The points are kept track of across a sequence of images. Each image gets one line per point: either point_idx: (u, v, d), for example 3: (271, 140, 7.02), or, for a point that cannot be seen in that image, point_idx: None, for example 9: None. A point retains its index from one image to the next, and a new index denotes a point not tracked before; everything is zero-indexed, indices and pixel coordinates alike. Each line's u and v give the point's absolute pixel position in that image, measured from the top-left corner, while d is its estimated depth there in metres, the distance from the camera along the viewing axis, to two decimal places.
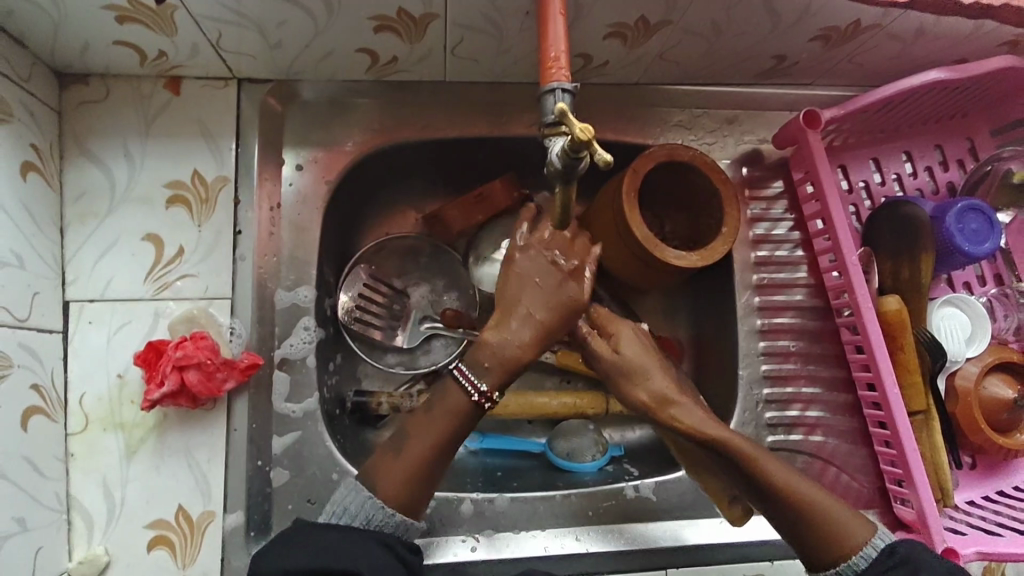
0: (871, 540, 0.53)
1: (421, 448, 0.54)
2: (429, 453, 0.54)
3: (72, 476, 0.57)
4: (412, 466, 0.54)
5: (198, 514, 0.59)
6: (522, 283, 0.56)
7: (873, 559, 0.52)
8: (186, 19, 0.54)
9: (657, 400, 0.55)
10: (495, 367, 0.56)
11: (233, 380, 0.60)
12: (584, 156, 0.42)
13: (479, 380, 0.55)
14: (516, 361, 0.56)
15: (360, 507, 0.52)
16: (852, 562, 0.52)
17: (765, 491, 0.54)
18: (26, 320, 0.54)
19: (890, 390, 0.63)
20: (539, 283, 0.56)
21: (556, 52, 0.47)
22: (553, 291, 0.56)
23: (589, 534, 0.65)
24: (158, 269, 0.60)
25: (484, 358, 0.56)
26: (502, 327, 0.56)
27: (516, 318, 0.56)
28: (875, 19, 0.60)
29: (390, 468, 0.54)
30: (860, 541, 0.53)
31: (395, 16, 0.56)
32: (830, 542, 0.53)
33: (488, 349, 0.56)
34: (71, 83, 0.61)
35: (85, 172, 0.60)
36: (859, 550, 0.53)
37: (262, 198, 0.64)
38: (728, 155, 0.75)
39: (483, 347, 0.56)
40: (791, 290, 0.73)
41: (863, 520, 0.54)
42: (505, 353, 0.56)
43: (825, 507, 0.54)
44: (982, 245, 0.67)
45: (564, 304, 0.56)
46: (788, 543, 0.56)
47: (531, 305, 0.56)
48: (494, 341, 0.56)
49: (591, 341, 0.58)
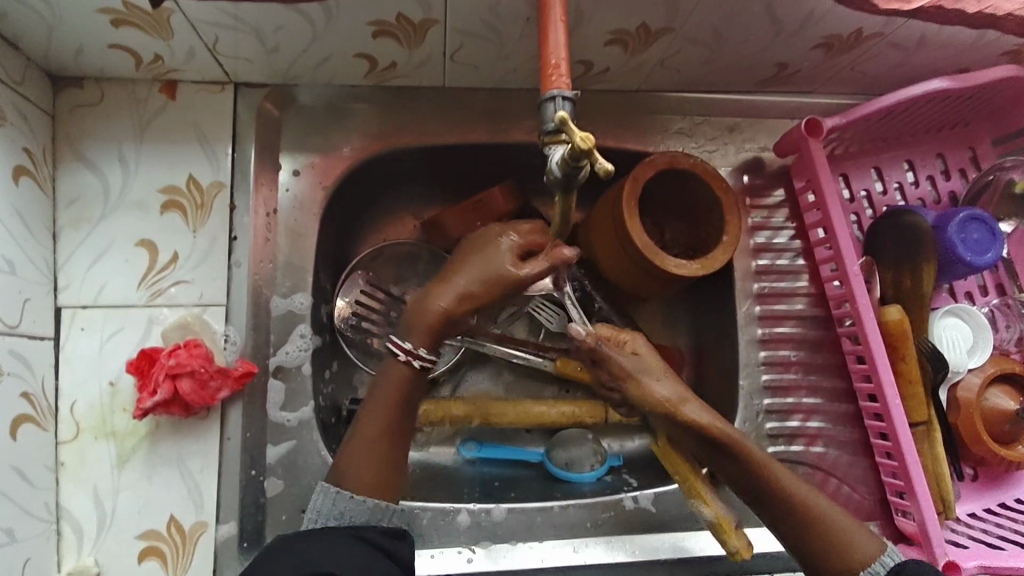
0: (880, 556, 0.52)
1: (385, 409, 0.57)
2: (387, 435, 0.56)
3: (61, 486, 0.56)
4: (376, 447, 0.56)
5: (191, 524, 0.58)
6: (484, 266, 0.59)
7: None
8: (182, 23, 0.53)
9: (675, 399, 0.55)
10: (419, 325, 0.58)
11: (227, 389, 0.59)
12: (585, 165, 0.41)
13: (408, 342, 0.57)
14: (438, 320, 0.58)
15: (331, 505, 0.53)
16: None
17: (765, 491, 0.54)
18: (17, 327, 0.53)
19: (892, 401, 0.63)
20: (489, 264, 0.59)
21: (558, 59, 0.46)
22: (491, 263, 0.58)
23: (587, 546, 0.64)
24: (152, 276, 0.60)
25: (412, 316, 0.59)
26: (449, 297, 0.58)
27: (461, 292, 0.58)
28: (878, 28, 0.60)
29: (351, 463, 0.55)
30: (870, 556, 0.52)
31: (395, 21, 0.55)
32: (840, 554, 0.52)
33: (425, 311, 0.58)
34: (64, 87, 0.60)
35: (78, 176, 0.60)
36: (869, 565, 0.52)
37: (258, 204, 0.64)
38: (729, 163, 0.74)
39: (425, 307, 0.58)
40: (793, 299, 0.72)
41: (871, 534, 0.54)
42: (437, 314, 0.58)
43: (832, 519, 0.53)
44: (984, 255, 0.66)
45: (495, 278, 0.58)
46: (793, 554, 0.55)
47: (481, 282, 0.58)
48: (436, 307, 0.58)
49: (605, 349, 0.57)
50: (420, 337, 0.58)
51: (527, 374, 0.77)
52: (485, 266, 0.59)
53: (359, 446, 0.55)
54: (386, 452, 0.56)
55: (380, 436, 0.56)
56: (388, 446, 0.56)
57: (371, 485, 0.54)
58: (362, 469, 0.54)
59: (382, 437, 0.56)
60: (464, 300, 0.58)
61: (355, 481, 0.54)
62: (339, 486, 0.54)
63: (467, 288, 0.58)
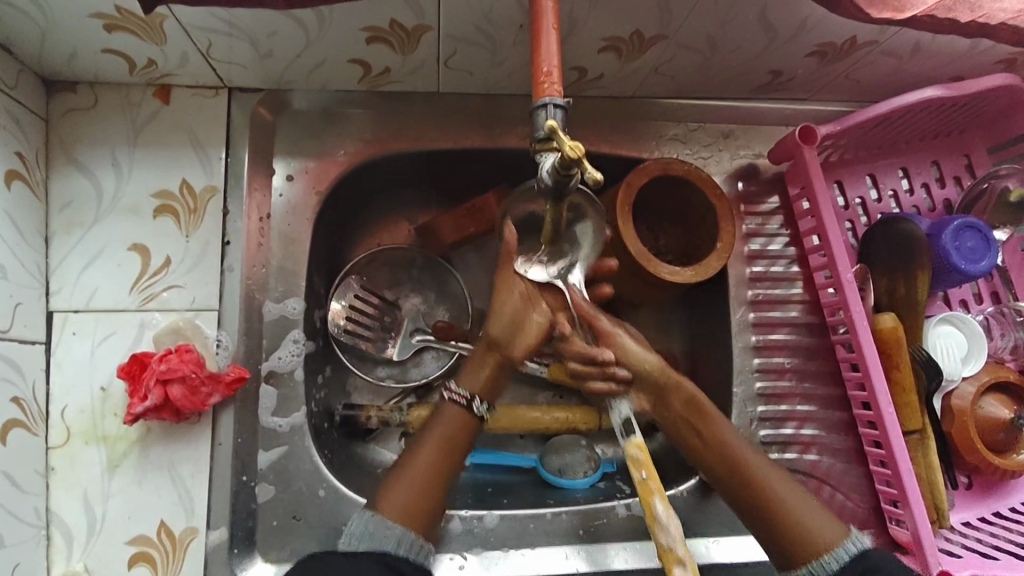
0: (844, 541, 0.55)
1: (435, 453, 0.57)
2: (433, 471, 0.56)
3: (51, 491, 0.56)
4: (421, 483, 0.55)
5: (181, 530, 0.58)
6: (503, 322, 0.58)
7: (845, 562, 0.54)
8: (175, 29, 0.53)
9: (658, 366, 0.59)
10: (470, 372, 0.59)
11: (219, 395, 0.59)
12: (575, 173, 0.41)
13: (459, 388, 0.59)
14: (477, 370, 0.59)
15: (363, 527, 0.53)
16: (826, 561, 0.54)
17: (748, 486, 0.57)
18: (7, 331, 0.53)
19: (886, 408, 0.63)
20: (525, 315, 0.58)
21: (549, 67, 0.46)
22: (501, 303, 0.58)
23: (579, 554, 0.64)
24: (144, 280, 0.60)
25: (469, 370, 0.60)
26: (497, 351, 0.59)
27: (509, 345, 0.59)
28: (872, 36, 0.60)
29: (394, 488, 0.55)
30: (835, 542, 0.55)
31: (388, 28, 0.55)
32: (801, 537, 0.55)
33: (479, 367, 0.59)
34: (58, 91, 0.60)
35: (71, 180, 0.60)
36: (831, 551, 0.55)
37: (251, 209, 0.63)
38: (724, 170, 0.74)
39: (476, 360, 0.60)
40: (787, 307, 0.72)
41: (838, 525, 0.56)
42: (510, 362, 0.59)
43: (801, 513, 0.56)
44: (979, 263, 0.67)
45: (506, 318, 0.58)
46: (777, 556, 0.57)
47: (524, 331, 0.58)
48: (489, 365, 0.59)
49: (598, 318, 0.59)
50: (474, 383, 0.59)
51: (521, 380, 0.77)
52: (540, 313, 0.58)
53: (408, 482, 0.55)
54: (429, 488, 0.55)
55: (425, 474, 0.56)
56: (437, 485, 0.56)
57: (407, 516, 0.54)
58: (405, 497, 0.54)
59: (431, 477, 0.56)
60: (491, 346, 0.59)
61: (393, 506, 0.54)
62: (374, 511, 0.53)
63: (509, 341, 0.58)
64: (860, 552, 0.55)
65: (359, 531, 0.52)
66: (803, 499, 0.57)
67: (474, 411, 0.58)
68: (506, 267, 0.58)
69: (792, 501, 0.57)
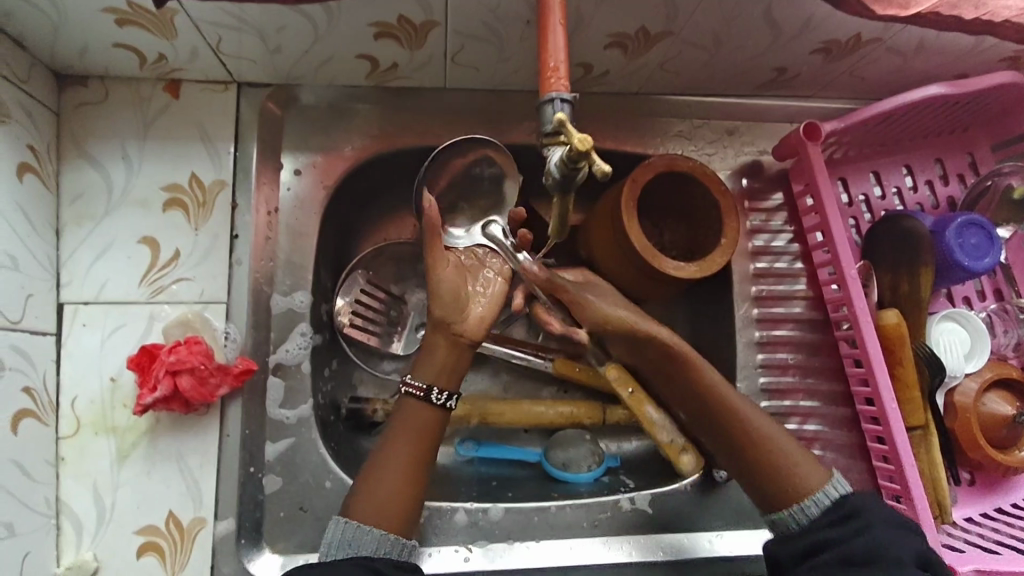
0: (826, 486, 0.56)
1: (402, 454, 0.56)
2: (407, 467, 0.56)
3: (61, 480, 0.57)
4: (396, 482, 0.55)
5: (189, 520, 0.58)
6: (443, 299, 0.58)
7: (825, 507, 0.55)
8: (185, 23, 0.53)
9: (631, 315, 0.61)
10: (426, 365, 0.59)
11: (227, 386, 0.59)
12: (583, 166, 0.42)
13: (415, 379, 0.58)
14: (436, 361, 0.58)
15: (339, 536, 0.52)
16: (805, 505, 0.55)
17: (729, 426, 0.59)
18: (18, 322, 0.53)
19: (889, 404, 0.63)
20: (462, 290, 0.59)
21: (556, 61, 0.46)
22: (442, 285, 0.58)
23: (585, 545, 0.65)
24: (153, 273, 0.60)
25: (425, 362, 0.59)
26: (444, 331, 0.58)
27: (453, 323, 0.58)
28: (876, 34, 0.60)
29: (366, 493, 0.54)
30: (814, 485, 0.56)
31: (396, 23, 0.56)
32: (786, 480, 0.57)
33: (432, 352, 0.59)
34: (69, 85, 0.61)
35: (82, 173, 0.60)
36: (813, 494, 0.56)
37: (260, 202, 0.64)
38: (728, 167, 0.74)
39: (428, 347, 0.59)
40: (791, 303, 0.72)
41: (818, 469, 0.57)
42: (462, 343, 0.59)
43: (784, 453, 0.57)
44: (982, 260, 0.67)
45: (450, 299, 0.58)
46: (760, 495, 0.58)
47: (468, 308, 0.59)
48: (440, 348, 0.59)
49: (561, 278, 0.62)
50: (430, 372, 0.58)
51: (525, 374, 0.77)
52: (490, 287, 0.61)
53: (381, 484, 0.55)
54: (401, 483, 0.55)
55: (392, 472, 0.55)
56: (407, 481, 0.55)
57: (378, 517, 0.53)
58: (379, 500, 0.54)
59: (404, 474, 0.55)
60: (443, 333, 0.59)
61: (364, 511, 0.53)
62: (349, 518, 0.53)
63: (451, 318, 0.58)
64: (841, 497, 0.55)
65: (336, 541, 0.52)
66: (786, 442, 0.58)
67: (433, 401, 0.57)
68: (437, 243, 0.58)
69: (778, 445, 0.58)
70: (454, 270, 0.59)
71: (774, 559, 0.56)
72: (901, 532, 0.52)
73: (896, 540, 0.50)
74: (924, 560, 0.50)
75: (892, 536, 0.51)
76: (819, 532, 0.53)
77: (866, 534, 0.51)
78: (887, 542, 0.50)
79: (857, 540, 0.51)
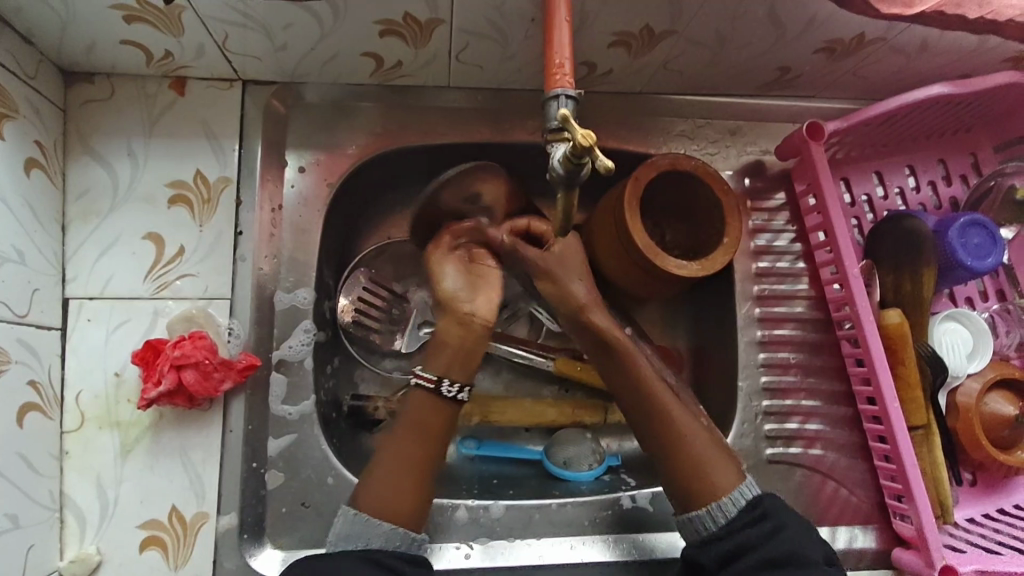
0: (740, 486, 0.57)
1: (414, 446, 0.57)
2: (419, 463, 0.56)
3: (65, 474, 0.57)
4: (406, 478, 0.55)
5: (192, 514, 0.58)
6: (450, 286, 0.61)
7: (742, 506, 0.56)
8: (193, 20, 0.54)
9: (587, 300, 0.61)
10: (439, 357, 0.59)
11: (230, 381, 0.59)
12: (586, 162, 0.42)
13: (429, 372, 0.59)
14: (456, 352, 0.59)
15: (349, 528, 0.53)
16: (722, 503, 0.56)
17: (653, 419, 0.60)
18: (25, 316, 0.54)
19: (890, 404, 0.63)
20: (475, 286, 0.61)
21: (561, 59, 0.47)
22: (452, 282, 0.61)
23: (585, 543, 0.65)
24: (159, 268, 0.61)
25: (438, 357, 0.59)
26: (455, 314, 0.60)
27: (462, 306, 0.60)
28: (880, 33, 0.60)
29: (382, 484, 0.55)
30: (727, 486, 0.57)
31: (401, 21, 0.56)
32: (699, 480, 0.57)
33: (446, 341, 0.60)
34: (76, 82, 0.61)
35: (88, 170, 0.61)
36: (729, 493, 0.57)
37: (264, 199, 0.64)
38: (731, 166, 0.75)
39: (442, 341, 0.60)
40: (793, 302, 0.72)
41: (733, 471, 0.58)
42: (475, 324, 0.60)
43: (706, 455, 0.58)
44: (985, 260, 0.67)
45: (460, 293, 0.60)
46: (677, 495, 0.59)
47: (479, 292, 0.61)
48: (453, 334, 0.60)
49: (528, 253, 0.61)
50: (440, 365, 0.59)
51: (525, 373, 0.77)
52: (497, 275, 0.62)
53: (391, 476, 0.55)
54: (415, 483, 0.55)
55: (400, 466, 0.56)
56: (417, 478, 0.56)
57: (388, 510, 0.54)
58: (384, 491, 0.54)
59: (418, 466, 0.56)
60: (456, 319, 0.60)
61: (370, 504, 0.54)
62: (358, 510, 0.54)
63: (459, 300, 0.60)
64: (754, 497, 0.57)
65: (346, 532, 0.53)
66: (707, 441, 0.59)
67: (443, 393, 0.58)
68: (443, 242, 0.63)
69: (700, 450, 0.58)
70: (460, 264, 0.62)
71: (696, 562, 0.56)
72: (809, 533, 0.54)
73: (805, 541, 0.53)
74: (829, 559, 0.54)
75: (802, 536, 0.53)
76: (737, 534, 0.54)
77: (784, 535, 0.53)
78: (800, 543, 0.52)
79: (772, 543, 0.52)
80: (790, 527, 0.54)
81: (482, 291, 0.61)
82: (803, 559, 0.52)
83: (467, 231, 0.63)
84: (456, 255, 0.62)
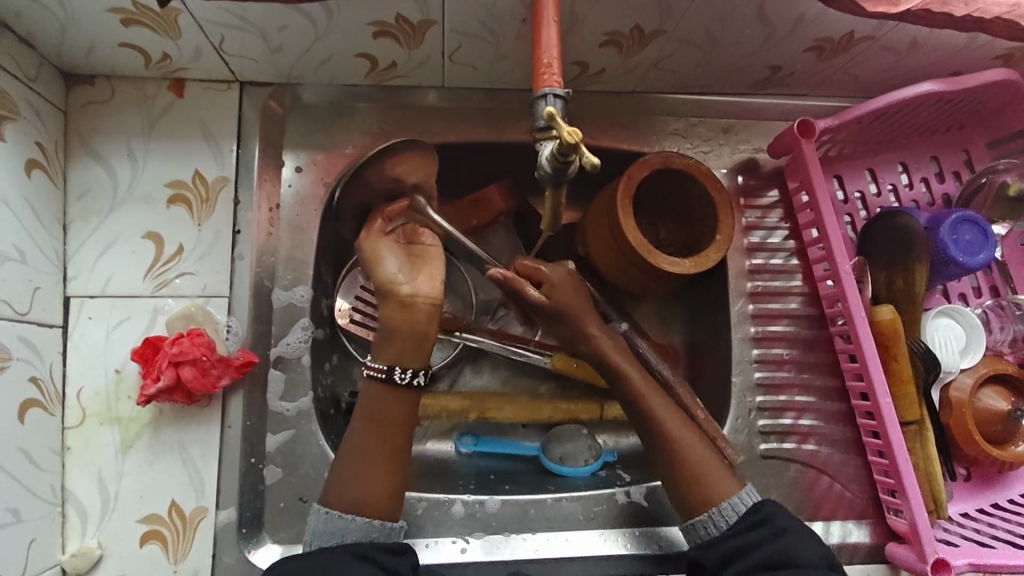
0: (738, 492, 0.58)
1: (371, 438, 0.56)
2: (380, 456, 0.56)
3: (66, 470, 0.58)
4: (375, 471, 0.55)
5: (191, 509, 0.59)
6: (388, 270, 0.58)
7: (742, 512, 0.57)
8: (190, 23, 0.55)
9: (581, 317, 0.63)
10: (385, 344, 0.58)
11: (228, 377, 0.60)
12: (574, 159, 0.42)
13: (377, 360, 0.58)
14: (411, 338, 0.57)
15: (325, 524, 0.53)
16: (720, 509, 0.57)
17: (651, 430, 0.61)
18: (26, 314, 0.55)
19: (882, 399, 0.63)
20: (414, 269, 0.59)
21: (549, 58, 0.47)
22: (388, 264, 0.59)
23: (583, 537, 0.66)
24: (158, 267, 0.62)
25: (385, 346, 0.58)
26: (395, 298, 0.58)
27: (402, 289, 0.58)
28: (870, 31, 0.61)
29: (349, 474, 0.55)
30: (725, 492, 0.58)
31: (394, 22, 0.57)
32: (699, 488, 0.58)
33: (392, 326, 0.57)
34: (76, 84, 0.62)
35: (88, 171, 0.62)
36: (728, 499, 0.57)
37: (261, 199, 0.65)
38: (724, 164, 0.75)
39: (386, 329, 0.58)
40: (786, 299, 0.73)
41: (731, 477, 0.59)
42: (419, 303, 0.57)
43: (706, 464, 0.59)
44: (976, 256, 0.67)
45: (393, 275, 0.58)
46: (678, 503, 0.60)
47: (420, 273, 0.58)
48: (397, 318, 0.57)
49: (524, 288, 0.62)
50: (387, 353, 0.58)
51: (521, 370, 0.78)
52: (438, 251, 0.60)
53: (359, 468, 0.55)
54: (388, 470, 0.56)
55: (367, 457, 0.55)
56: (388, 468, 0.56)
57: (361, 503, 0.54)
58: (353, 484, 0.54)
59: (381, 453, 0.56)
60: (398, 302, 0.57)
61: (346, 498, 0.54)
62: (330, 506, 0.54)
63: (399, 283, 0.58)
64: (754, 504, 0.57)
65: (322, 530, 0.53)
66: (705, 449, 0.60)
67: (395, 380, 0.57)
68: (373, 225, 0.61)
69: (699, 459, 0.59)
70: (394, 247, 0.60)
71: (698, 563, 0.56)
72: (807, 533, 0.54)
73: (808, 541, 0.53)
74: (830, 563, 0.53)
75: (801, 539, 0.53)
76: (738, 537, 0.55)
77: (786, 536, 0.53)
78: (799, 546, 0.53)
79: (774, 543, 0.53)
80: (790, 529, 0.54)
81: (422, 274, 0.59)
82: (799, 559, 0.52)
83: (400, 213, 0.63)
84: (391, 239, 0.60)
